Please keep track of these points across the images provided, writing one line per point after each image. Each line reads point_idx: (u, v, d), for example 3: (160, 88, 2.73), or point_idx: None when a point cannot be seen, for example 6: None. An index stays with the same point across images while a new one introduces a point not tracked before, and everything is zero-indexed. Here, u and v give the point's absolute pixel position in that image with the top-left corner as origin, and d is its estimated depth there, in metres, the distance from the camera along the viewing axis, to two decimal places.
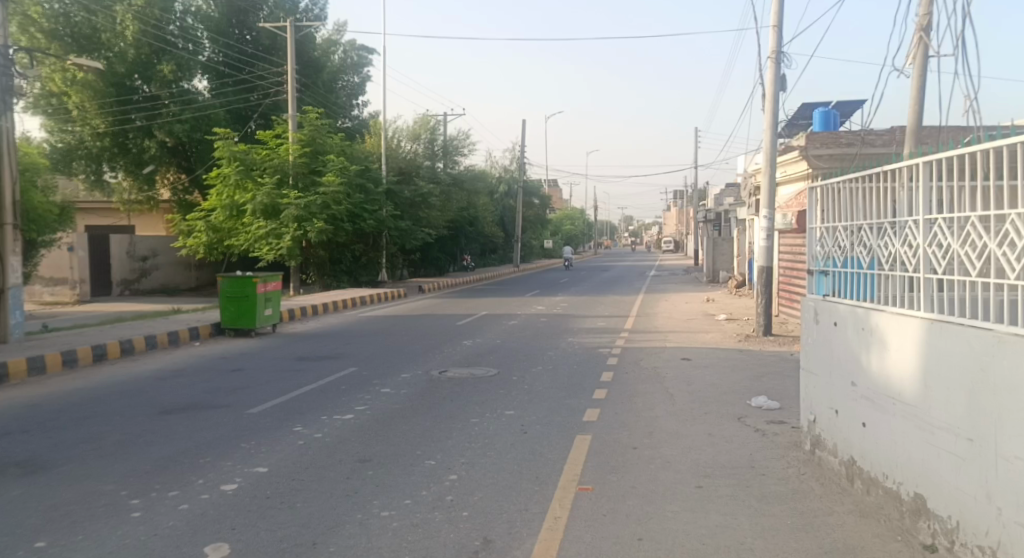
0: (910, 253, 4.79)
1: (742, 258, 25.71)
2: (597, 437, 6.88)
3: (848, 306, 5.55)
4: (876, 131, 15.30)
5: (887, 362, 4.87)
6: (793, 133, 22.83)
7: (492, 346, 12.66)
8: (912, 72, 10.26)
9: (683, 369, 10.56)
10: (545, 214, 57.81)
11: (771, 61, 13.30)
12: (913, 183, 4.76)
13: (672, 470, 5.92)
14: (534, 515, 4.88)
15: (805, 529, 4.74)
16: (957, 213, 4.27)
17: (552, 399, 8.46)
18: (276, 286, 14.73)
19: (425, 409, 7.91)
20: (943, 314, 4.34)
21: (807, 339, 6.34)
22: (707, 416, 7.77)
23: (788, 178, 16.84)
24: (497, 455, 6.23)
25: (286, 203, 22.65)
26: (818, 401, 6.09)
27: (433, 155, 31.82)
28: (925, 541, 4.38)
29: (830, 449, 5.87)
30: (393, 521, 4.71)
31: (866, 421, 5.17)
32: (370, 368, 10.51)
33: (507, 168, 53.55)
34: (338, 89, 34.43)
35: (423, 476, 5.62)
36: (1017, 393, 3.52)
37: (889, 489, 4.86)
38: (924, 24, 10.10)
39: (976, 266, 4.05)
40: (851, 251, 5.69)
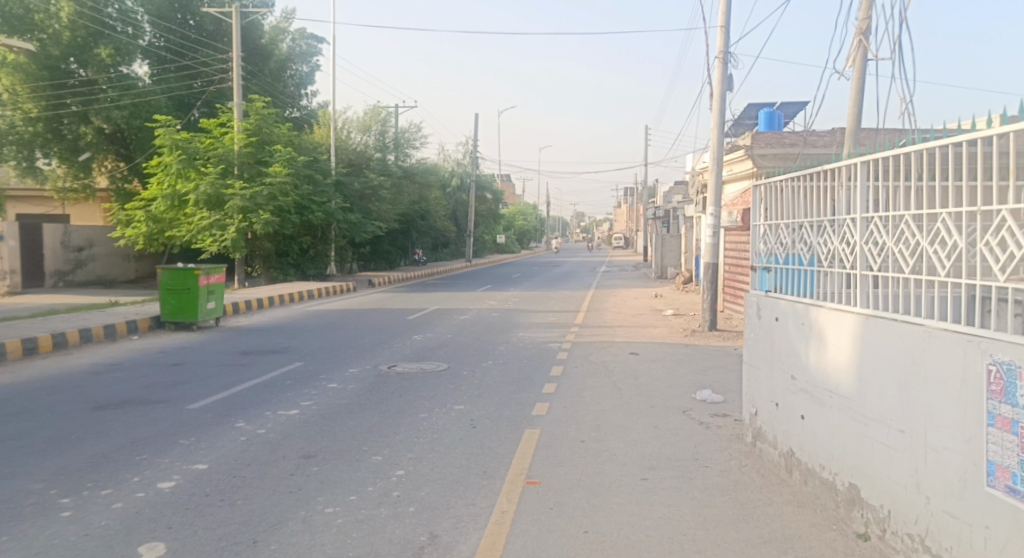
0: (848, 250, 4.93)
1: (690, 254, 26.13)
2: (546, 431, 6.92)
3: (788, 302, 5.70)
4: (819, 132, 15.70)
5: (824, 355, 5.01)
6: (739, 131, 23.28)
7: (441, 341, 12.62)
8: (852, 73, 10.56)
9: (632, 363, 10.70)
10: (498, 208, 57.72)
11: (718, 60, 13.54)
12: (851, 181, 4.90)
13: (617, 463, 6.00)
14: (480, 509, 4.88)
15: (746, 519, 4.85)
16: (891, 212, 4.41)
17: (501, 394, 8.48)
18: (219, 278, 14.40)
19: (373, 404, 7.86)
20: (878, 310, 4.47)
21: (749, 334, 6.48)
22: (653, 409, 7.90)
23: (734, 176, 17.18)
24: (445, 450, 6.21)
25: (231, 194, 21.96)
26: (758, 395, 6.24)
27: (384, 147, 31.54)
28: (858, 529, 4.53)
29: (770, 441, 6.02)
30: (336, 517, 4.66)
31: (804, 414, 5.31)
32: (316, 362, 10.37)
33: (459, 161, 53.45)
34: (287, 78, 33.80)
35: (370, 472, 5.58)
36: (946, 384, 3.66)
37: (825, 479, 5.02)
38: (864, 28, 10.39)
39: (909, 263, 4.20)
40: (792, 248, 5.83)
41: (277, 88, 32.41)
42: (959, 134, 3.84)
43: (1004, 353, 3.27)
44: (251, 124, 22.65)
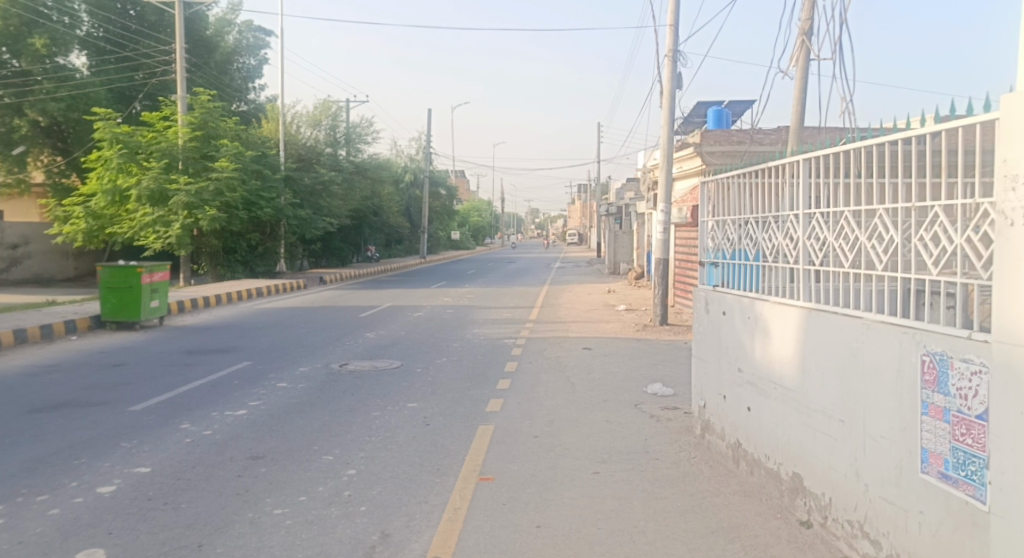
0: (791, 245, 5.05)
1: (642, 250, 26.43)
2: (499, 427, 6.93)
3: (735, 297, 5.82)
4: (765, 130, 16.03)
5: (769, 348, 5.13)
6: (689, 129, 23.64)
7: (394, 338, 12.53)
8: (796, 73, 10.81)
9: (585, 358, 10.80)
10: (452, 204, 57.51)
11: (667, 58, 13.73)
12: (794, 178, 5.02)
13: (570, 457, 6.05)
14: (433, 507, 4.87)
15: (694, 510, 4.94)
16: (832, 209, 4.53)
17: (454, 391, 8.46)
18: (163, 276, 14.03)
19: (324, 403, 7.76)
20: (820, 304, 4.60)
21: (698, 328, 6.59)
22: (606, 403, 7.98)
23: (684, 173, 17.45)
24: (397, 448, 6.18)
25: (175, 190, 21.47)
26: (707, 388, 6.35)
27: (335, 142, 31.11)
28: (801, 517, 4.66)
29: (718, 433, 6.14)
30: (285, 519, 4.59)
31: (750, 406, 5.44)
32: (265, 361, 10.20)
33: (412, 157, 53.12)
34: (233, 71, 33.10)
35: (319, 472, 5.51)
36: (883, 375, 3.78)
37: (770, 469, 5.14)
38: (806, 28, 10.66)
39: (849, 258, 4.31)
40: (739, 244, 5.95)
41: (224, 81, 31.62)
42: (895, 132, 3.96)
43: (937, 344, 3.39)
44: (197, 117, 21.95)
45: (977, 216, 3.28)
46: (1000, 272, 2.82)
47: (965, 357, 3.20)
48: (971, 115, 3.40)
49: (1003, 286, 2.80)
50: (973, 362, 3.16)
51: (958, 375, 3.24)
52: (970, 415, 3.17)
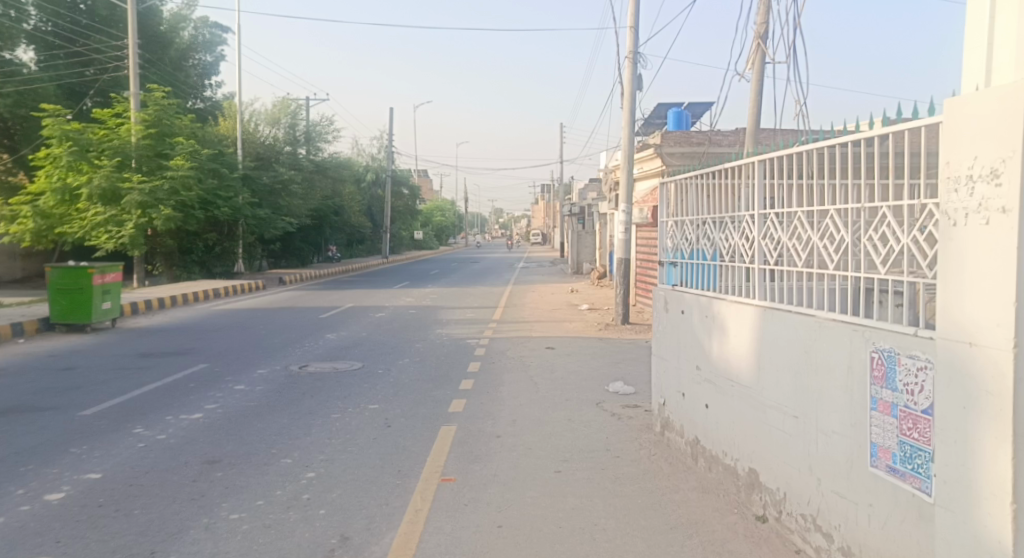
0: (746, 245, 5.14)
1: (604, 250, 26.61)
2: (461, 427, 6.92)
3: (693, 295, 5.91)
4: (724, 132, 16.27)
5: (726, 346, 5.22)
6: (649, 130, 23.89)
7: (355, 339, 12.42)
8: (752, 76, 11.00)
9: (547, 357, 10.85)
10: (415, 204, 57.20)
11: (628, 60, 13.85)
12: (749, 179, 5.10)
13: (532, 457, 6.07)
14: (394, 509, 4.84)
15: (654, 507, 4.99)
16: (785, 210, 4.62)
17: (416, 392, 8.43)
18: (115, 277, 13.71)
19: (283, 405, 7.66)
20: (774, 302, 4.69)
21: (657, 327, 6.67)
22: (568, 402, 8.02)
23: (644, 173, 17.62)
24: (358, 450, 6.13)
25: (128, 188, 20.99)
26: (666, 386, 6.43)
27: (295, 141, 30.72)
28: (757, 512, 4.74)
29: (677, 430, 6.22)
30: (242, 523, 4.53)
31: (708, 403, 5.52)
32: (222, 364, 10.03)
33: (374, 156, 52.74)
34: (189, 67, 32.48)
35: (278, 475, 5.44)
36: (835, 372, 3.87)
37: (727, 465, 5.23)
38: (762, 32, 10.85)
39: (802, 257, 4.41)
40: (697, 244, 6.04)
41: (178, 77, 30.96)
42: (845, 134, 4.06)
43: (885, 341, 3.49)
44: (150, 114, 21.52)
45: (922, 217, 3.38)
46: (945, 273, 2.89)
47: (912, 353, 3.29)
48: (917, 118, 3.50)
49: (947, 282, 2.89)
50: (919, 358, 3.26)
51: (905, 372, 3.34)
52: (917, 410, 3.27)
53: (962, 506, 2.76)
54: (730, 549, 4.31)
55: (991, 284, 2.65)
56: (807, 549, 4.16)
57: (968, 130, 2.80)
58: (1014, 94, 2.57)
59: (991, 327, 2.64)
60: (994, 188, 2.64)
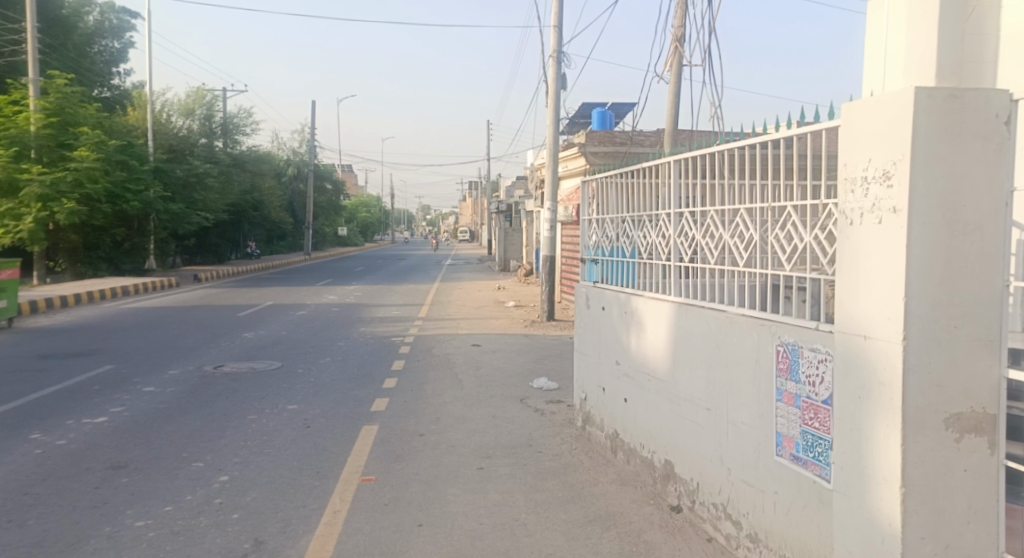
0: (663, 243, 5.27)
1: (531, 248, 26.76)
2: (384, 426, 6.84)
3: (613, 292, 6.02)
4: (646, 132, 16.61)
5: (644, 341, 5.34)
6: (574, 129, 24.17)
7: (274, 338, 12.12)
8: (670, 78, 11.26)
9: (473, 354, 10.85)
10: (339, 199, 56.22)
11: (552, 59, 13.97)
12: (665, 179, 5.23)
13: (455, 454, 6.06)
14: (311, 511, 4.75)
15: (574, 501, 5.07)
16: (699, 209, 4.75)
17: (338, 391, 8.30)
18: (12, 274, 12.96)
19: (195, 407, 7.40)
20: (689, 299, 4.82)
21: (579, 323, 6.76)
22: (492, 398, 8.05)
23: (569, 172, 17.83)
24: (276, 452, 5.98)
25: (26, 180, 19.88)
26: (588, 381, 6.53)
27: (210, 133, 29.66)
28: (672, 503, 4.87)
29: (597, 424, 6.32)
30: (148, 531, 4.36)
31: (627, 397, 5.63)
32: (131, 365, 9.62)
33: (295, 150, 51.62)
34: (93, 54, 30.98)
35: (190, 480, 5.26)
36: (744, 365, 4.01)
37: (644, 457, 5.35)
38: (679, 35, 11.13)
39: (714, 256, 4.54)
40: (617, 241, 6.14)
41: (83, 64, 29.46)
42: (753, 136, 4.21)
43: (790, 335, 3.63)
44: (51, 102, 20.35)
45: (823, 216, 3.53)
46: (842, 271, 3.04)
47: (814, 346, 3.45)
48: (819, 122, 3.65)
49: (845, 278, 3.03)
50: (820, 351, 3.41)
51: (808, 364, 3.49)
52: (818, 400, 3.42)
53: (858, 492, 2.90)
54: (645, 540, 4.41)
55: (884, 280, 2.79)
56: (717, 537, 4.30)
57: (861, 134, 2.94)
58: (906, 100, 2.71)
59: (884, 321, 2.78)
60: (886, 189, 2.79)
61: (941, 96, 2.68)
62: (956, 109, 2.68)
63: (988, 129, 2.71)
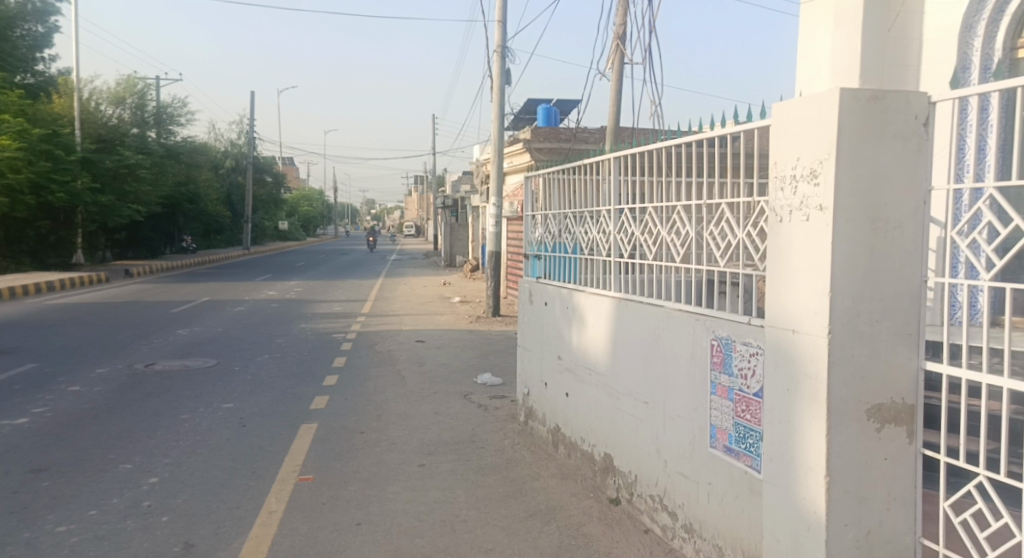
0: (603, 239, 5.32)
1: (477, 243, 26.75)
2: (323, 424, 6.74)
3: (555, 288, 6.06)
4: (590, 129, 16.75)
5: (585, 336, 5.39)
6: (519, 125, 24.23)
7: (210, 335, 11.82)
8: (612, 75, 11.37)
9: (417, 350, 10.79)
10: (280, 193, 55.18)
11: (497, 54, 13.95)
12: (606, 176, 5.27)
13: (396, 452, 6.01)
14: (245, 512, 4.64)
15: (514, 495, 5.09)
16: (639, 206, 4.81)
17: (277, 388, 8.15)
18: None
19: (124, 407, 7.16)
20: (628, 294, 4.89)
21: (522, 318, 6.78)
22: (435, 395, 8.01)
23: (513, 167, 17.90)
24: (210, 452, 5.83)
25: None
26: (530, 376, 6.57)
27: (143, 123, 28.61)
28: (611, 495, 4.94)
29: (539, 419, 6.36)
30: (71, 536, 4.20)
31: (568, 392, 5.68)
32: (56, 363, 9.26)
33: (233, 142, 50.51)
34: (16, 38, 29.60)
35: (117, 482, 5.08)
36: (680, 358, 4.09)
37: (585, 451, 5.40)
38: (620, 33, 11.24)
39: (652, 251, 4.61)
40: (559, 237, 6.18)
41: (5, 49, 28.11)
42: (690, 133, 4.27)
43: (724, 329, 3.71)
44: None
45: (755, 214, 3.62)
46: (773, 267, 3.10)
47: (746, 340, 3.53)
48: (751, 121, 3.73)
49: (775, 273, 3.12)
50: (751, 345, 3.50)
51: (740, 357, 3.57)
52: (750, 393, 3.50)
53: (786, 481, 2.99)
54: (585, 532, 4.46)
55: (811, 276, 2.88)
56: (654, 528, 4.38)
57: (791, 134, 3.02)
58: (832, 101, 2.80)
59: (811, 316, 2.87)
60: (813, 188, 2.87)
61: (863, 98, 2.77)
62: (878, 109, 2.78)
63: (909, 129, 2.81)
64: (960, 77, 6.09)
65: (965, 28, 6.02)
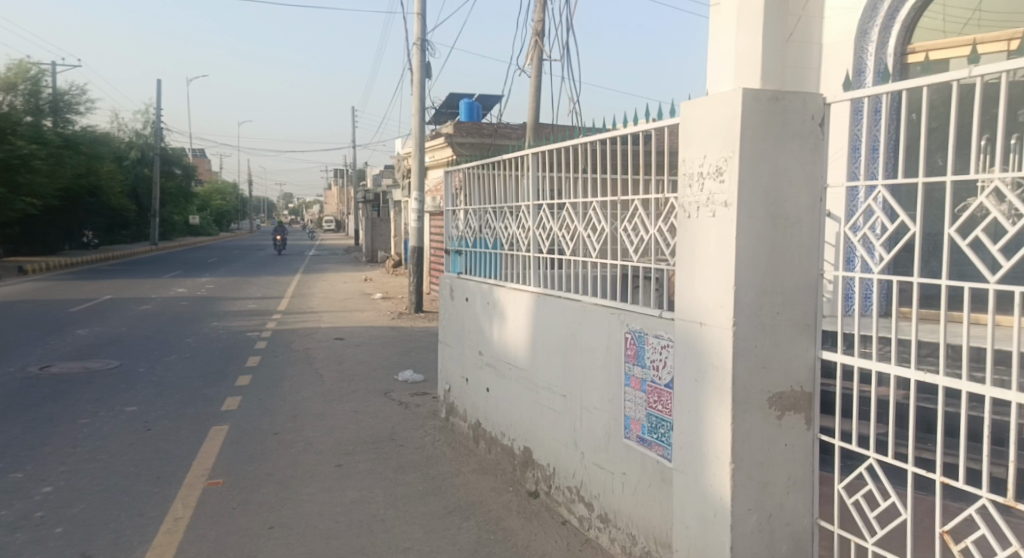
0: (523, 234, 5.34)
1: (399, 238, 26.44)
2: (235, 426, 6.54)
3: (476, 283, 6.06)
4: (512, 125, 16.78)
5: (505, 331, 5.41)
6: (440, 119, 24.06)
7: (114, 335, 11.28)
8: (531, 71, 11.42)
9: (336, 348, 10.60)
10: (190, 185, 53.07)
11: (416, 47, 13.81)
12: (525, 171, 5.29)
13: (312, 452, 5.89)
14: (149, 519, 4.47)
15: (434, 492, 5.07)
16: (556, 201, 4.85)
17: (186, 390, 7.85)
18: None
19: (14, 413, 6.74)
20: (546, 289, 4.94)
21: (443, 314, 6.75)
22: (354, 393, 7.89)
23: (435, 161, 17.73)
24: (111, 458, 5.57)
25: None
26: (451, 372, 6.55)
27: (37, 112, 26.97)
28: (530, 488, 4.98)
29: (460, 415, 6.35)
30: None
31: (489, 387, 5.69)
32: None
33: (139, 132, 48.27)
34: None
35: (6, 493, 4.80)
36: (596, 351, 4.16)
37: (505, 446, 5.43)
38: (539, 29, 11.31)
39: (569, 246, 4.66)
40: (480, 233, 6.18)
41: None
42: (605, 130, 4.32)
43: (637, 322, 3.79)
44: None
45: (666, 210, 3.71)
46: (682, 260, 3.18)
47: (658, 332, 3.61)
48: (662, 119, 3.82)
49: (684, 267, 3.20)
50: (662, 337, 3.58)
51: (652, 350, 3.65)
52: (661, 384, 3.59)
53: (695, 470, 3.09)
54: (503, 527, 4.49)
55: (717, 270, 2.97)
56: (571, 520, 4.45)
57: (698, 132, 3.11)
58: (735, 100, 2.90)
59: (717, 308, 2.96)
60: (718, 184, 2.96)
61: (766, 98, 2.88)
62: (778, 109, 2.89)
63: (806, 129, 2.93)
64: (857, 79, 6.40)
65: (860, 33, 6.35)
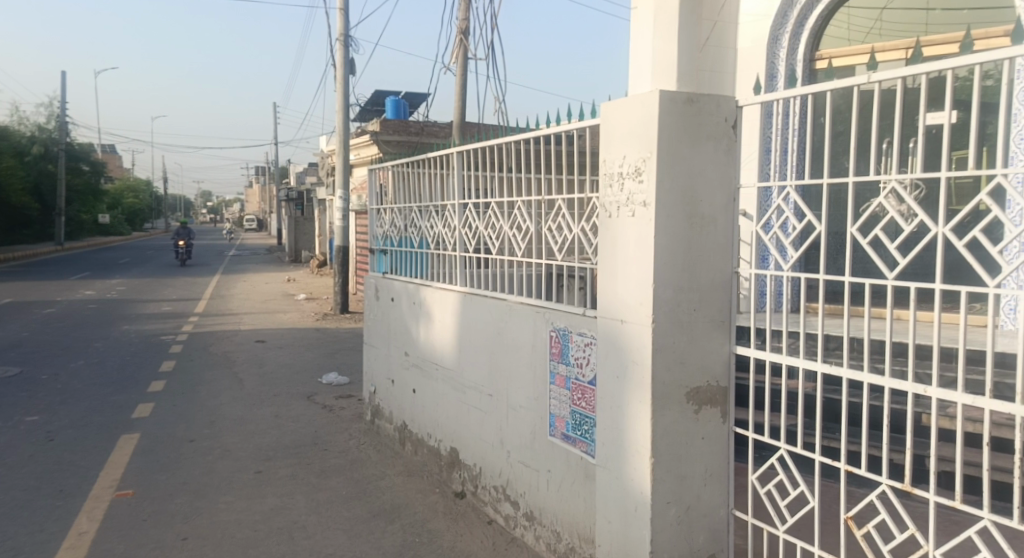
0: (448, 233, 5.31)
1: (323, 238, 25.90)
2: (147, 434, 6.27)
3: (401, 283, 6.00)
4: (438, 123, 16.68)
5: (431, 331, 5.38)
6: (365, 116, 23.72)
7: (14, 341, 10.64)
8: (456, 69, 11.38)
9: (257, 351, 10.31)
10: (99, 183, 50.62)
11: (339, 43, 13.57)
12: (450, 170, 5.27)
13: (230, 459, 5.71)
14: (51, 535, 4.24)
15: (357, 496, 4.99)
16: (481, 200, 4.84)
17: (94, 397, 7.49)
18: None
19: None
20: (471, 288, 4.93)
21: (368, 314, 6.66)
22: (276, 397, 7.70)
23: (360, 159, 17.46)
24: (9, 472, 5.25)
25: None
26: (377, 373, 6.46)
27: None
28: (456, 489, 4.97)
29: (386, 417, 6.27)
30: None
31: (415, 388, 5.65)
32: None
33: (42, 126, 45.71)
34: None
35: None
36: (521, 349, 4.18)
37: (431, 447, 5.39)
38: (464, 28, 11.27)
39: (494, 245, 4.66)
40: (406, 232, 6.12)
41: None
42: (528, 130, 4.34)
43: (562, 321, 3.83)
44: None
45: (588, 211, 3.76)
46: (605, 258, 3.23)
47: (581, 330, 3.65)
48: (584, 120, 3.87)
49: (606, 266, 3.25)
50: (586, 335, 3.62)
51: (576, 348, 3.69)
52: (584, 381, 3.63)
53: (618, 465, 3.13)
54: (429, 529, 4.45)
55: (637, 268, 3.02)
56: (497, 519, 4.45)
57: (617, 132, 3.16)
58: (653, 101, 2.95)
59: (637, 306, 3.02)
60: (638, 185, 3.02)
61: (682, 100, 2.95)
62: (693, 111, 2.97)
63: (721, 131, 3.02)
64: (767, 83, 6.62)
65: (772, 39, 6.59)
